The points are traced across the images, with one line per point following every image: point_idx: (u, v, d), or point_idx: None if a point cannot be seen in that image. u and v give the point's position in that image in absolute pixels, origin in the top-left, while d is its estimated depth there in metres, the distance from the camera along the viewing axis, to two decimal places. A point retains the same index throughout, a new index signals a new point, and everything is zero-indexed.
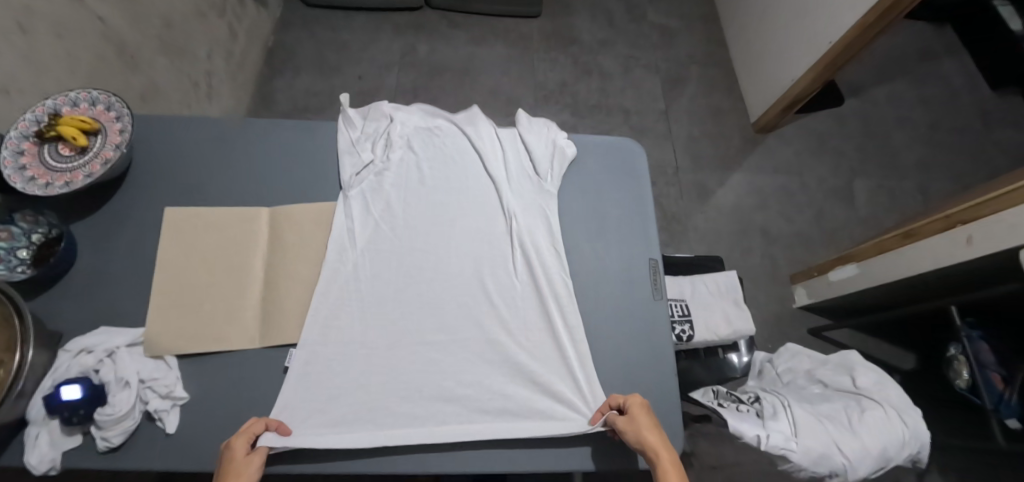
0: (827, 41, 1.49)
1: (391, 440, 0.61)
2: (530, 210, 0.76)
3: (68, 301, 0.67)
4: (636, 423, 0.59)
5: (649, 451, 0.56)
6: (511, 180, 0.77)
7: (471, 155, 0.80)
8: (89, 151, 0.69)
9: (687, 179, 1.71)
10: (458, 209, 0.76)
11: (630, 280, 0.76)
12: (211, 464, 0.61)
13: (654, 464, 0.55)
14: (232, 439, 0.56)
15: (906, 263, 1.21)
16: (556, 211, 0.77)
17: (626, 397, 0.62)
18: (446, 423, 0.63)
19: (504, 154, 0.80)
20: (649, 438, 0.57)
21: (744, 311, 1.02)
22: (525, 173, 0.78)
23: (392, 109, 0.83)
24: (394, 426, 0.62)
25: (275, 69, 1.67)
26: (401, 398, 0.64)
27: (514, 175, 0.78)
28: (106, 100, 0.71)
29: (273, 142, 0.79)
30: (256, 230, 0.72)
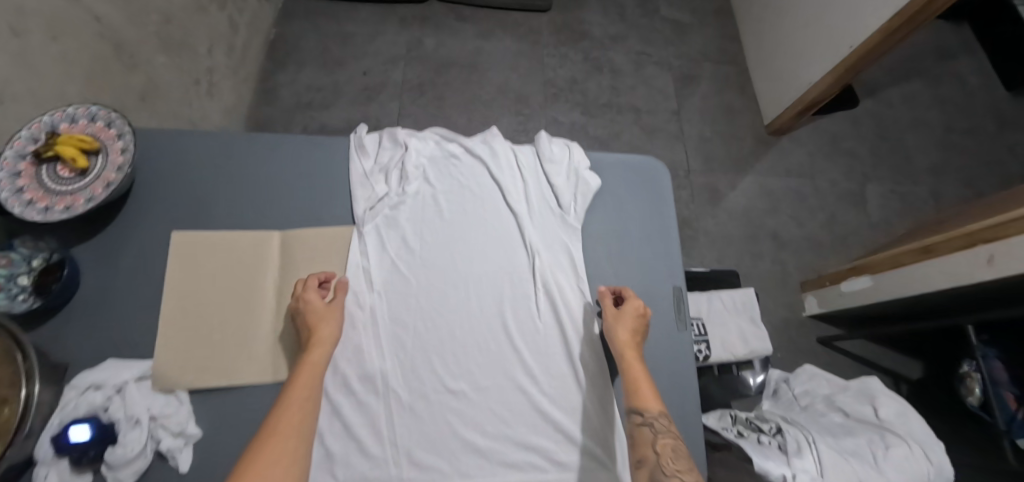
0: (848, 45, 1.44)
1: None
2: (552, 246, 0.74)
3: (71, 328, 0.64)
4: (619, 318, 0.66)
5: (619, 345, 0.64)
6: (534, 215, 0.75)
7: (490, 186, 0.77)
8: (90, 173, 0.65)
9: (699, 181, 1.67)
10: (479, 245, 0.73)
11: (654, 315, 0.74)
12: None
13: (621, 355, 0.64)
14: (307, 292, 0.63)
15: (919, 279, 1.19)
16: (579, 246, 0.75)
17: (629, 296, 0.69)
18: (469, 477, 0.61)
19: (525, 185, 0.77)
20: (623, 336, 0.65)
21: (761, 329, 1.00)
22: (547, 207, 0.76)
23: (406, 136, 0.79)
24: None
25: (277, 62, 1.61)
26: (424, 451, 0.62)
27: (536, 209, 0.75)
28: (105, 116, 0.67)
29: (280, 157, 0.75)
30: (267, 255, 0.69)
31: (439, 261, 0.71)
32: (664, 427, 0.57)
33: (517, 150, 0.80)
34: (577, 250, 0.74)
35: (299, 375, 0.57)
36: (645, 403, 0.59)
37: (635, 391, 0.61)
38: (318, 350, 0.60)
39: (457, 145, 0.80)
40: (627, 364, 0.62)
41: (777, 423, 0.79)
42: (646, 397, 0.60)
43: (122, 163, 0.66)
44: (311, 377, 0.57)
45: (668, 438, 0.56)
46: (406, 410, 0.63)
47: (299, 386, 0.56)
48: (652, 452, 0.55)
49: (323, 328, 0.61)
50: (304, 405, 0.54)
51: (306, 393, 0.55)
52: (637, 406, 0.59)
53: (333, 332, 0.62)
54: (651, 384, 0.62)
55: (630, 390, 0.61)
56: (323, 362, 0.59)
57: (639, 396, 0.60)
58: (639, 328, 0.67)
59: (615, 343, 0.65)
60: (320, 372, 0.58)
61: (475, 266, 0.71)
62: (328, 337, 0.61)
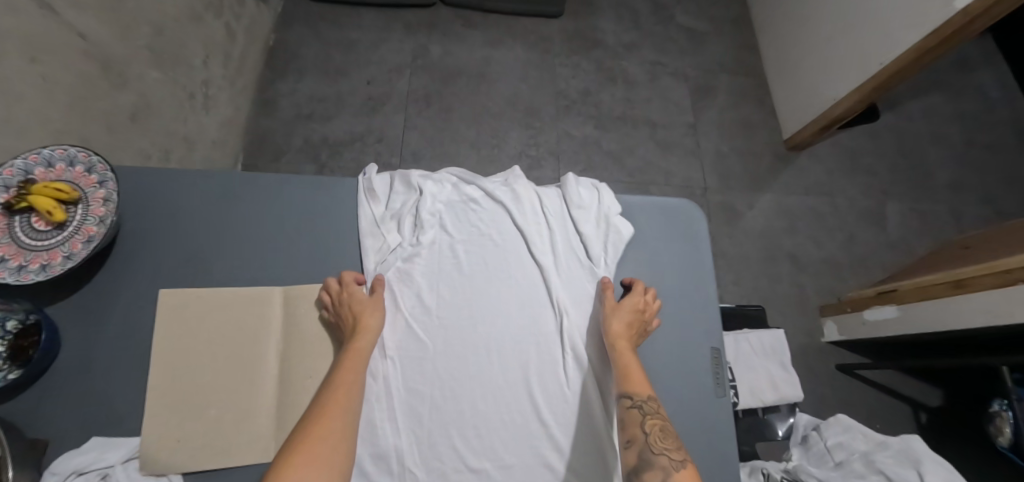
0: (879, 61, 1.37)
1: None
2: (580, 302, 0.70)
3: (50, 399, 0.58)
4: (617, 307, 0.67)
5: (612, 335, 0.65)
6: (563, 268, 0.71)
7: (512, 235, 0.72)
8: (67, 226, 0.57)
9: (715, 199, 1.61)
10: (502, 301, 0.69)
11: (690, 379, 0.70)
12: None
13: (613, 344, 0.64)
14: (350, 285, 0.63)
15: (952, 314, 1.14)
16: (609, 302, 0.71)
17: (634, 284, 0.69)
18: None
19: (551, 235, 0.73)
20: (616, 328, 0.65)
21: (791, 375, 0.95)
22: (575, 259, 0.72)
23: (420, 178, 0.74)
24: None
25: (277, 71, 1.54)
26: None
27: (563, 261, 0.72)
28: (86, 160, 0.60)
29: (284, 201, 0.69)
30: (270, 315, 0.63)
31: (459, 320, 0.67)
32: (654, 409, 0.59)
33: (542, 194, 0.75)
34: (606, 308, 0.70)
35: (346, 361, 0.58)
36: (636, 387, 0.61)
37: (626, 375, 0.62)
38: (364, 337, 0.60)
39: (476, 187, 0.75)
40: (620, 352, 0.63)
41: None
42: (636, 381, 0.61)
43: (104, 215, 0.58)
44: (359, 365, 0.58)
45: (656, 419, 0.58)
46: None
47: (349, 376, 0.57)
48: (641, 431, 0.57)
49: (369, 317, 0.61)
50: (350, 395, 0.55)
51: (354, 384, 0.57)
52: (626, 389, 0.61)
53: (378, 322, 0.62)
54: (641, 370, 0.63)
55: (621, 376, 0.62)
56: (368, 350, 0.60)
57: (631, 381, 0.61)
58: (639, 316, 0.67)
59: (608, 332, 0.65)
60: (365, 360, 0.59)
61: (496, 325, 0.68)
62: (372, 325, 0.61)
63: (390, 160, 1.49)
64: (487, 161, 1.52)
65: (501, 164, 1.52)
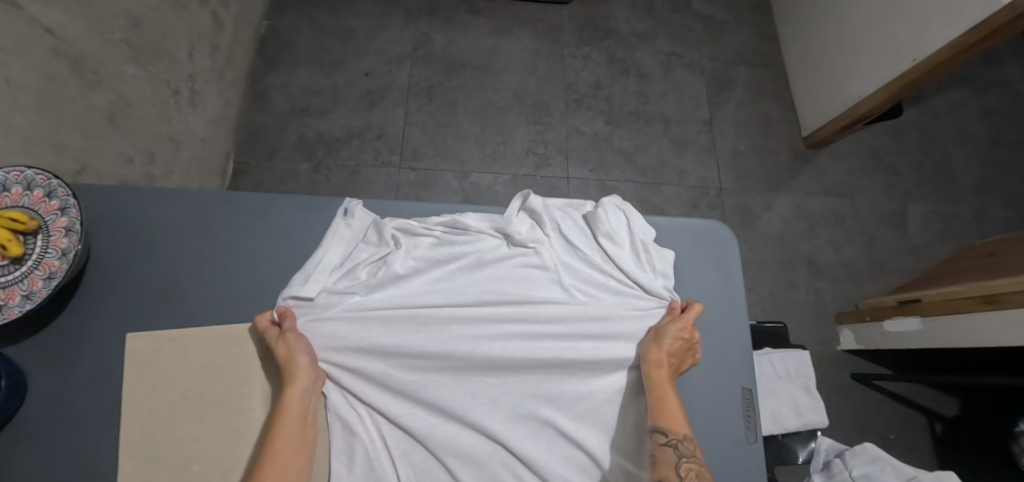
0: (910, 58, 1.29)
1: None
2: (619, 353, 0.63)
3: (19, 449, 0.53)
4: (663, 332, 0.61)
5: (651, 362, 0.60)
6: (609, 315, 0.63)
7: (519, 284, 0.64)
8: (26, 260, 0.51)
9: (731, 201, 1.54)
10: (504, 364, 0.60)
11: (718, 420, 0.65)
12: None
13: (651, 374, 0.59)
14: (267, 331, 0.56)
15: (979, 330, 1.09)
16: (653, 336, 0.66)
17: (694, 307, 0.64)
18: None
19: (575, 277, 0.65)
20: (657, 355, 0.60)
21: (817, 400, 0.90)
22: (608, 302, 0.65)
23: (396, 229, 0.64)
24: None
25: (270, 62, 1.45)
26: None
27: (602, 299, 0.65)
28: (45, 183, 0.53)
29: (274, 225, 0.63)
30: (253, 354, 0.57)
31: (449, 367, 0.60)
32: (690, 452, 0.54)
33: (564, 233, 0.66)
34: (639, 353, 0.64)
35: (275, 421, 0.52)
36: (673, 424, 0.56)
37: (663, 410, 0.57)
38: (295, 389, 0.53)
39: (470, 235, 0.65)
40: (657, 383, 0.58)
41: None
42: (673, 419, 0.56)
43: (67, 247, 0.52)
44: (291, 423, 0.52)
45: (692, 463, 0.53)
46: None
47: (278, 442, 0.50)
48: (675, 474, 0.52)
49: (298, 363, 0.54)
50: (279, 467, 0.49)
51: (291, 449, 0.50)
52: (660, 426, 0.56)
53: (306, 366, 0.54)
54: (680, 406, 0.58)
55: (657, 408, 0.57)
56: (303, 404, 0.53)
57: (667, 417, 0.56)
58: (685, 348, 0.62)
59: (648, 358, 0.60)
60: (299, 415, 0.52)
61: (518, 380, 0.61)
62: (300, 372, 0.54)
63: (390, 158, 1.41)
64: (493, 159, 1.44)
65: (507, 163, 1.44)
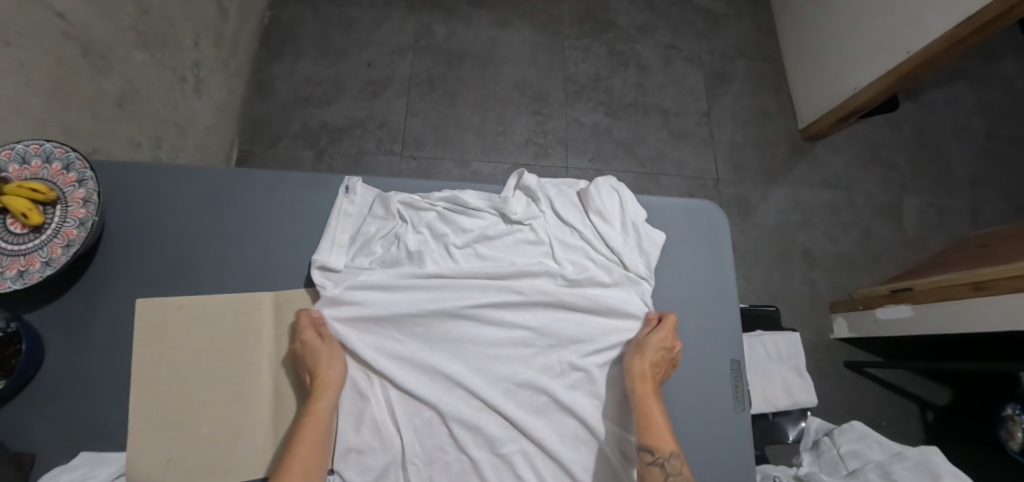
0: (906, 50, 1.31)
1: None
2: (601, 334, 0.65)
3: (37, 412, 0.55)
4: (643, 350, 0.61)
5: (636, 381, 0.60)
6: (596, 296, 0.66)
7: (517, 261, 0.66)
8: (46, 229, 0.54)
9: (728, 192, 1.56)
10: (503, 335, 0.63)
11: (706, 396, 0.68)
12: None
13: (636, 392, 0.60)
14: (301, 334, 0.57)
15: (969, 316, 1.11)
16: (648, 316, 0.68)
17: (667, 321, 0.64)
18: None
19: (567, 255, 0.67)
20: (641, 371, 0.61)
21: (806, 380, 0.92)
22: (597, 282, 0.66)
23: (401, 204, 0.66)
24: None
25: (273, 52, 1.47)
26: None
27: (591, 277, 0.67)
28: (63, 156, 0.56)
29: (278, 199, 0.65)
30: (256, 323, 0.59)
31: (454, 335, 0.62)
32: (677, 470, 0.55)
33: (558, 210, 0.69)
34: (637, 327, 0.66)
35: (304, 428, 0.53)
36: (660, 443, 0.58)
37: (648, 428, 0.59)
38: (323, 398, 0.55)
39: (471, 212, 0.67)
40: (642, 402, 0.59)
41: None
42: (660, 437, 0.58)
43: (85, 217, 0.55)
44: (317, 429, 0.53)
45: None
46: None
47: (307, 444, 0.52)
48: None
49: (328, 372, 0.56)
50: (307, 467, 0.51)
51: (312, 451, 0.52)
52: (647, 445, 0.58)
53: (339, 377, 0.57)
54: (666, 422, 0.59)
55: (643, 427, 0.59)
56: (329, 410, 0.55)
57: (653, 436, 0.58)
58: (668, 358, 0.63)
59: (632, 374, 0.61)
60: (326, 423, 0.54)
61: (510, 351, 0.63)
62: (332, 380, 0.56)
63: (392, 147, 1.43)
64: (493, 149, 1.46)
65: (507, 152, 1.46)
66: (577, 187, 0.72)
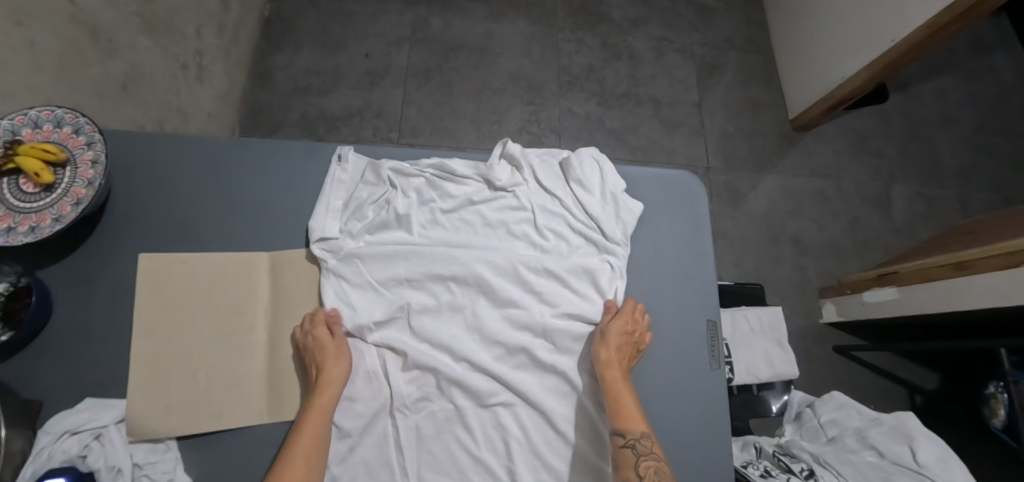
0: (890, 39, 1.34)
1: None
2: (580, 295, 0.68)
3: (44, 362, 0.58)
4: (604, 337, 0.64)
5: (603, 366, 0.62)
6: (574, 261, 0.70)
7: (501, 226, 0.70)
8: (56, 188, 0.58)
9: (718, 180, 1.59)
10: (491, 294, 0.66)
11: (684, 356, 0.71)
12: None
13: (604, 376, 0.62)
14: (314, 330, 0.60)
15: (951, 296, 1.13)
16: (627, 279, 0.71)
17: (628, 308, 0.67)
18: None
19: (548, 221, 0.71)
20: (606, 356, 0.63)
21: (788, 352, 0.95)
22: (576, 246, 0.70)
23: (391, 171, 0.70)
24: None
25: (274, 43, 1.51)
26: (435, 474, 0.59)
27: (571, 242, 0.71)
28: (73, 121, 0.60)
29: (273, 167, 0.69)
30: (255, 280, 0.63)
31: (443, 294, 0.65)
32: (647, 449, 0.56)
33: (540, 177, 0.72)
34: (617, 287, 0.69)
35: (306, 420, 0.55)
36: (631, 425, 0.58)
37: (619, 410, 0.60)
38: (327, 392, 0.57)
39: (457, 179, 0.71)
40: (610, 384, 0.61)
41: (809, 465, 0.75)
42: (630, 418, 0.59)
43: (93, 177, 0.59)
44: (317, 424, 0.55)
45: (651, 460, 0.56)
46: (424, 470, 0.59)
47: (308, 437, 0.54)
48: (634, 474, 0.55)
49: (331, 368, 0.58)
50: (306, 455, 0.53)
51: (311, 445, 0.53)
52: (621, 428, 0.58)
53: (343, 375, 0.58)
54: (635, 403, 0.60)
55: (613, 410, 0.60)
56: (331, 406, 0.57)
57: (625, 419, 0.59)
58: (631, 344, 0.65)
59: (598, 362, 0.63)
60: (328, 415, 0.56)
61: (494, 308, 0.66)
62: (337, 378, 0.58)
63: (389, 135, 1.47)
64: (488, 138, 1.50)
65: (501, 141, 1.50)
66: (559, 157, 0.75)
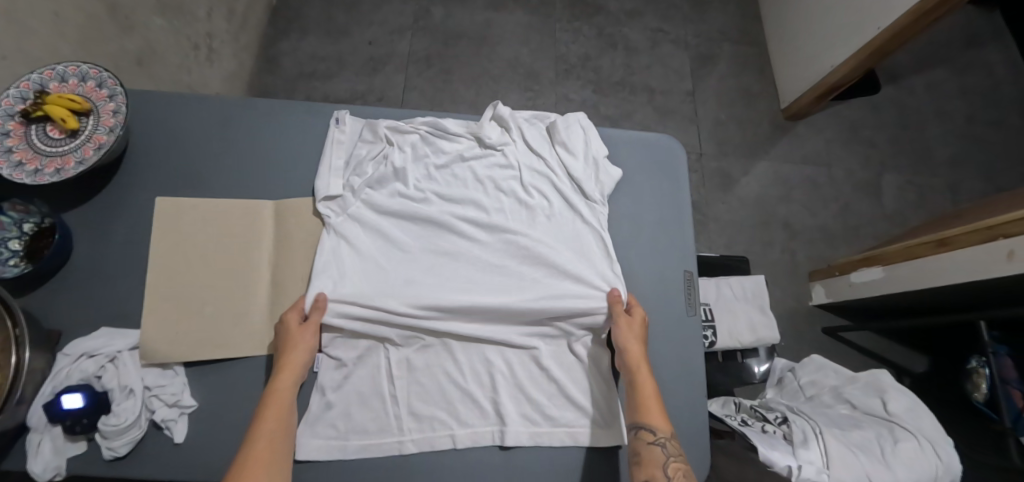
0: (876, 26, 1.37)
1: (416, 445, 0.62)
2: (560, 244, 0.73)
3: (64, 294, 0.63)
4: (631, 331, 0.65)
5: (633, 358, 0.63)
6: (556, 218, 0.74)
7: (489, 181, 0.74)
8: (81, 134, 0.63)
9: (711, 166, 1.63)
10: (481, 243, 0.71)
11: (661, 305, 0.75)
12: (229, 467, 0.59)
13: (634, 369, 0.63)
14: (286, 314, 0.62)
15: (933, 272, 1.16)
16: (609, 234, 0.75)
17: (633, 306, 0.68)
18: (468, 426, 0.63)
19: (532, 178, 0.75)
20: (636, 349, 0.64)
21: (770, 317, 0.98)
22: (558, 201, 0.75)
23: (387, 129, 0.74)
24: (417, 432, 0.63)
25: (281, 30, 1.57)
26: (420, 400, 0.63)
27: (552, 199, 0.75)
28: (96, 76, 0.65)
29: (278, 124, 0.73)
30: (259, 224, 0.68)
31: (439, 243, 0.70)
32: (675, 450, 0.57)
33: (527, 139, 0.77)
34: (597, 240, 0.73)
35: (267, 406, 0.55)
36: (659, 423, 0.59)
37: (646, 408, 0.60)
38: (286, 377, 0.58)
39: (449, 136, 0.75)
40: (640, 378, 0.62)
41: (782, 413, 0.77)
42: (657, 417, 0.60)
43: (113, 126, 0.64)
44: (277, 408, 0.55)
45: (679, 462, 0.56)
46: (413, 398, 0.64)
47: (270, 425, 0.54)
48: (661, 472, 0.55)
49: (293, 354, 0.59)
50: (274, 440, 0.53)
51: (271, 440, 0.53)
52: (647, 424, 0.59)
53: (302, 360, 0.59)
54: (659, 402, 0.61)
55: (639, 406, 0.61)
56: (291, 392, 0.57)
57: (652, 416, 0.60)
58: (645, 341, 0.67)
59: (627, 354, 0.64)
60: (288, 402, 0.56)
61: (482, 254, 0.71)
62: (296, 364, 0.59)
63: None
64: None
65: None
66: (548, 121, 0.80)
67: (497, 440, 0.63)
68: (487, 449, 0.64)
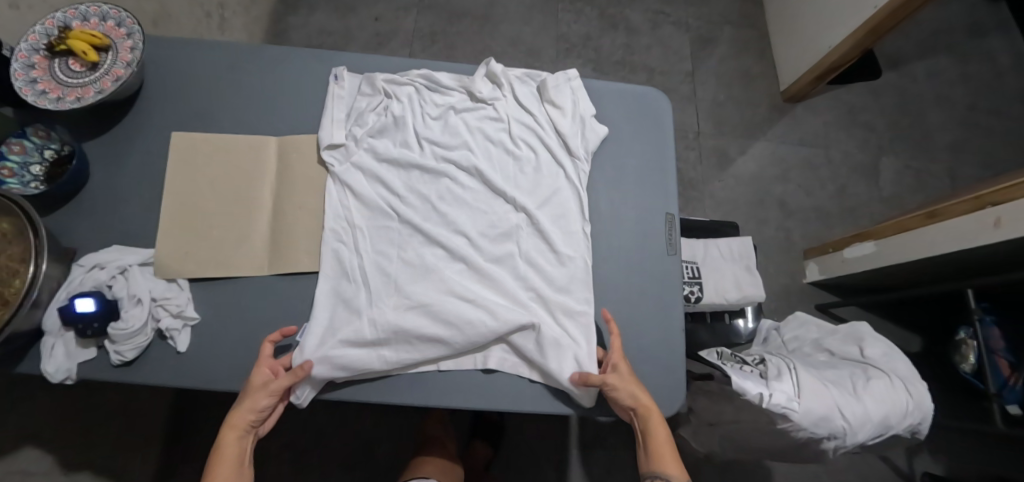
0: (872, 6, 1.38)
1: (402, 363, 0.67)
2: (544, 191, 0.75)
3: (79, 217, 0.67)
4: (628, 384, 0.64)
5: (644, 408, 0.64)
6: (542, 168, 0.76)
7: (480, 132, 0.77)
8: (100, 68, 0.68)
9: (708, 144, 1.65)
10: (473, 193, 0.74)
11: (639, 245, 0.78)
12: (225, 374, 0.63)
13: (646, 417, 0.64)
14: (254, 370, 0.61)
15: (925, 244, 1.17)
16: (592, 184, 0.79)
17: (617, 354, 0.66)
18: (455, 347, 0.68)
19: (521, 130, 0.78)
20: (645, 399, 0.64)
21: (756, 277, 1.00)
22: (546, 151, 0.77)
23: (384, 82, 0.77)
24: None
25: (290, 5, 1.61)
26: None
27: (539, 151, 0.77)
28: (116, 16, 0.69)
29: (281, 72, 0.77)
30: (262, 161, 0.71)
31: (435, 192, 0.74)
32: None
33: (518, 95, 0.80)
34: (582, 186, 0.76)
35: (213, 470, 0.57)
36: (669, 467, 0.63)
37: (659, 454, 0.63)
38: (230, 435, 0.58)
39: (442, 89, 0.79)
40: (654, 426, 0.64)
41: (760, 356, 0.79)
42: (667, 461, 0.63)
43: (130, 62, 0.68)
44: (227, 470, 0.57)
45: None
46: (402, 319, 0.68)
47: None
48: None
49: (235, 416, 0.59)
50: None
51: None
52: (663, 472, 0.62)
53: (248, 420, 0.59)
54: (671, 443, 0.64)
55: (653, 451, 0.64)
56: (239, 448, 0.59)
57: (664, 462, 0.63)
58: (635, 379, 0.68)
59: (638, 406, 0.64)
60: (235, 458, 0.58)
61: (474, 202, 0.74)
62: (240, 423, 0.59)
63: None
64: None
65: None
66: (539, 78, 0.83)
67: (479, 363, 0.68)
68: (472, 371, 0.68)
